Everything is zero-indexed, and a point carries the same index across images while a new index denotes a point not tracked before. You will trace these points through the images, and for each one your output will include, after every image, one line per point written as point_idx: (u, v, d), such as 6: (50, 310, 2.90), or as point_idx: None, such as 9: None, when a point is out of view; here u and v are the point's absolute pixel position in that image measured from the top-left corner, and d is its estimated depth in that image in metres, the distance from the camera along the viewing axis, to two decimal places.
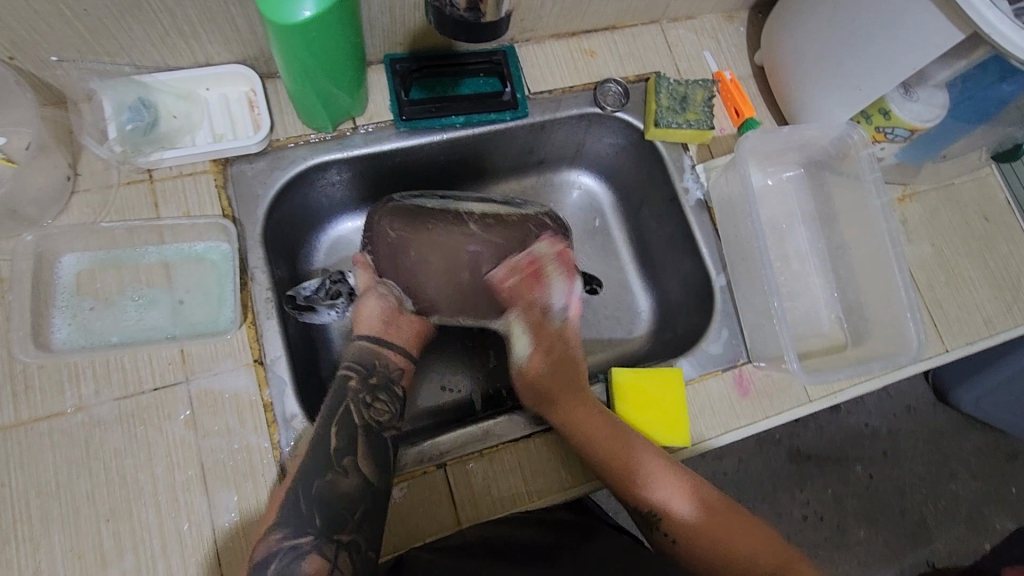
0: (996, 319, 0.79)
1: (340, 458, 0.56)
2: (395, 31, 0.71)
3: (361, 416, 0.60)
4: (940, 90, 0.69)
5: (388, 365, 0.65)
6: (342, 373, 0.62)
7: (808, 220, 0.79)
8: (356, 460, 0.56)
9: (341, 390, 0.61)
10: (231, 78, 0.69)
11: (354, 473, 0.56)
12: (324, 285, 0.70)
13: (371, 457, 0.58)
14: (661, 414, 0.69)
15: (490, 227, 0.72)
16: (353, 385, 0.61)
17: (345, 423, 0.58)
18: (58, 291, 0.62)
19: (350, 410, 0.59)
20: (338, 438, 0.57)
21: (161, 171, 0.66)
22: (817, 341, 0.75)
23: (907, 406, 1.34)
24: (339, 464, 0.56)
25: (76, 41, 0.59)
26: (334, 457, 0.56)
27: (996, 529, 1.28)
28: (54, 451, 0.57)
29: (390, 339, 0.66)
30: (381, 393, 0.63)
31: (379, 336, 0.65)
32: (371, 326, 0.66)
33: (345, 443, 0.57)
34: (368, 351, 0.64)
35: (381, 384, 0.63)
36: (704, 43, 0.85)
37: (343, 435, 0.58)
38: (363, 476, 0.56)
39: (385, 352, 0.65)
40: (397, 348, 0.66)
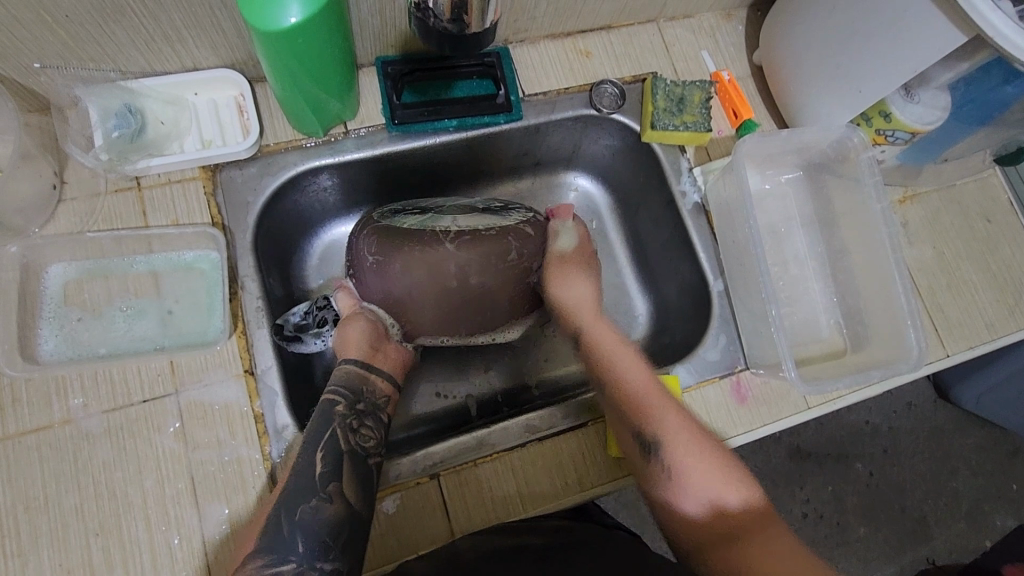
0: (998, 323, 0.78)
1: (325, 483, 0.55)
2: (386, 34, 0.69)
3: (348, 440, 0.59)
4: (942, 91, 0.68)
5: (376, 391, 0.65)
6: (327, 399, 0.61)
7: (808, 223, 0.78)
8: (341, 485, 0.55)
9: (328, 414, 0.60)
10: (219, 83, 0.68)
11: (338, 499, 0.55)
12: (312, 312, 0.69)
13: (356, 482, 0.57)
14: None
15: (467, 244, 0.65)
16: (340, 411, 0.60)
17: (331, 449, 0.57)
18: (45, 302, 0.61)
19: (336, 433, 0.59)
20: (325, 463, 0.56)
21: (150, 178, 0.65)
22: (816, 346, 0.74)
23: (908, 403, 1.33)
24: (323, 491, 0.55)
25: (59, 48, 0.58)
26: (318, 483, 0.55)
27: (996, 526, 1.28)
28: (42, 464, 0.56)
29: (377, 365, 0.66)
30: (365, 419, 0.62)
31: (366, 360, 0.65)
32: (359, 349, 0.65)
33: (330, 467, 0.56)
34: (356, 376, 0.64)
35: (368, 410, 0.63)
36: (702, 42, 0.83)
37: (329, 461, 0.57)
38: (347, 501, 0.55)
39: (372, 379, 0.65)
40: (385, 375, 0.66)
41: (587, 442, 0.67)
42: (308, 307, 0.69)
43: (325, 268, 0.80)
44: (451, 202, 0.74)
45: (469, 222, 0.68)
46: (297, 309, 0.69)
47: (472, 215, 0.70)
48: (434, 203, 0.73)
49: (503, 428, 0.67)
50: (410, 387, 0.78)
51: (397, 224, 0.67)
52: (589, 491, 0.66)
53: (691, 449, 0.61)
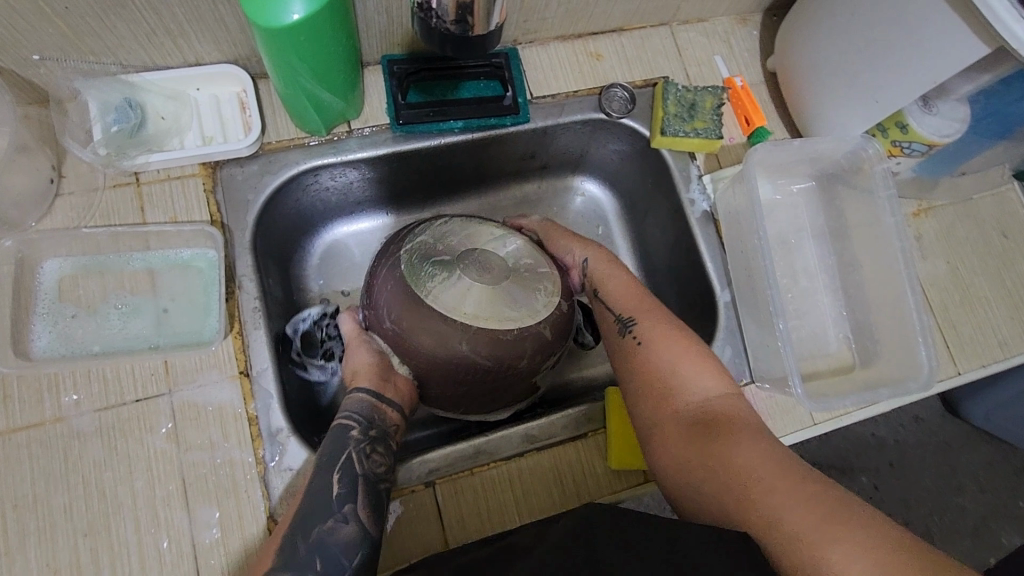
0: (1012, 341, 0.76)
1: (341, 504, 0.54)
2: (393, 32, 0.68)
3: (362, 466, 0.57)
4: (961, 104, 0.66)
5: (388, 420, 0.61)
6: (340, 425, 0.59)
7: (819, 234, 0.76)
8: (357, 507, 0.54)
9: (341, 442, 0.58)
10: (222, 78, 0.67)
11: (354, 521, 0.54)
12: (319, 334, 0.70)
13: (371, 507, 0.55)
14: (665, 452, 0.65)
15: (482, 345, 0.59)
16: (354, 436, 0.58)
17: (346, 473, 0.56)
18: (40, 298, 0.60)
19: (351, 459, 0.56)
20: (341, 486, 0.55)
21: (149, 174, 0.64)
22: (823, 361, 0.73)
23: (915, 416, 1.31)
24: (340, 512, 0.53)
25: (58, 40, 0.57)
26: (335, 503, 0.54)
27: (1001, 545, 1.25)
28: (32, 462, 0.55)
29: (389, 396, 0.61)
30: (377, 445, 0.59)
31: (379, 390, 0.61)
32: (369, 377, 0.61)
33: (345, 489, 0.55)
34: (370, 406, 0.60)
35: (381, 436, 0.60)
36: (716, 47, 0.81)
37: (345, 482, 0.55)
38: (362, 525, 0.54)
39: (384, 408, 0.61)
40: (395, 404, 0.62)
41: (586, 453, 0.66)
42: (319, 315, 0.71)
43: (324, 269, 0.79)
44: (480, 229, 0.65)
45: (487, 307, 0.60)
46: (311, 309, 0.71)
47: (496, 284, 0.61)
48: (463, 231, 0.65)
49: (503, 435, 0.66)
50: None
51: (415, 283, 0.61)
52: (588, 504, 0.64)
53: (681, 360, 0.60)
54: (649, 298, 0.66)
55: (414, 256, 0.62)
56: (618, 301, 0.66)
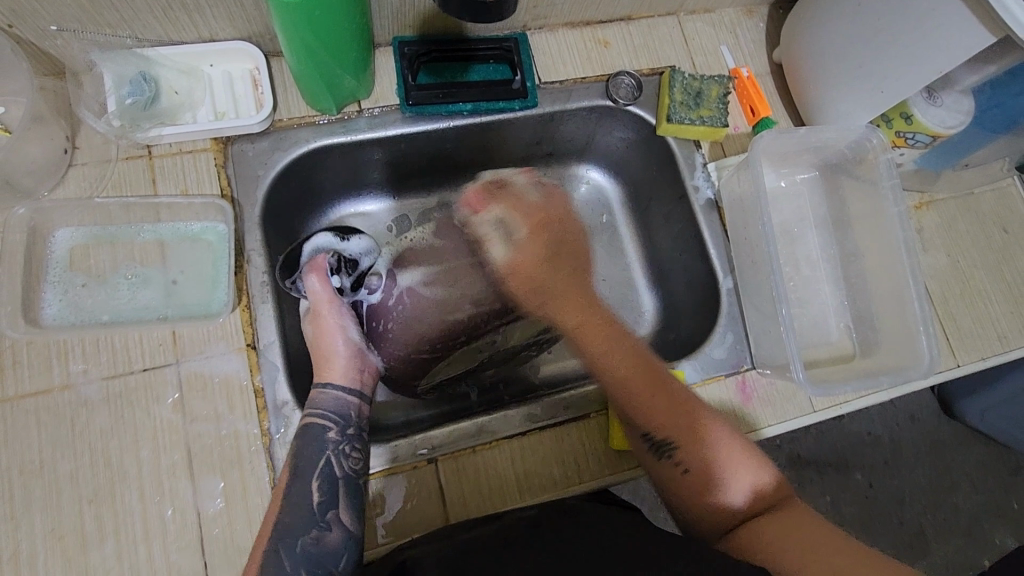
0: (1011, 335, 0.77)
1: (324, 512, 0.55)
2: (405, 13, 0.68)
3: (340, 468, 0.57)
4: (965, 95, 0.67)
5: (359, 414, 0.62)
6: (316, 425, 0.59)
7: (822, 224, 0.77)
8: (339, 513, 0.55)
9: (318, 442, 0.58)
10: (234, 55, 0.68)
11: (337, 526, 0.55)
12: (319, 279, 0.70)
13: (353, 508, 0.56)
14: None
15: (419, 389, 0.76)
16: (330, 437, 0.59)
17: (327, 477, 0.56)
18: (50, 267, 0.60)
19: (328, 464, 0.57)
20: (320, 492, 0.56)
21: (161, 148, 0.65)
22: (824, 350, 0.73)
23: (911, 415, 1.31)
24: (322, 520, 0.54)
25: (76, 11, 0.57)
26: (318, 512, 0.55)
27: (995, 545, 1.26)
28: (40, 428, 0.56)
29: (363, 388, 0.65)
30: (354, 443, 0.59)
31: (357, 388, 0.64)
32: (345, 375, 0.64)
33: (327, 495, 0.56)
34: (345, 402, 0.62)
35: (358, 433, 0.61)
36: (722, 38, 0.82)
37: (326, 489, 0.56)
38: (346, 528, 0.55)
39: (353, 400, 0.62)
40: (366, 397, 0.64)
41: (588, 435, 0.67)
42: (349, 257, 0.69)
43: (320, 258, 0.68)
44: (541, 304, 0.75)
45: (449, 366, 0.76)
46: (353, 243, 0.69)
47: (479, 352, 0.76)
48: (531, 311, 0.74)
49: (505, 415, 0.66)
50: None
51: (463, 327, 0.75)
52: (586, 484, 0.65)
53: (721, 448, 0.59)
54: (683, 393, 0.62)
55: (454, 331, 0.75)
56: (637, 394, 0.62)
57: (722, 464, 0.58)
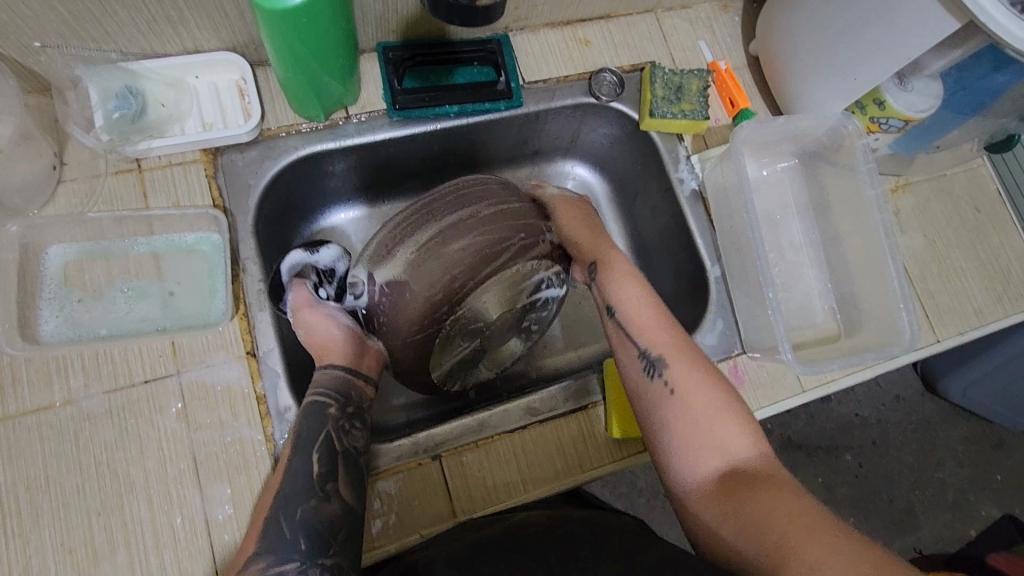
0: (987, 310, 0.80)
1: (322, 483, 0.54)
2: (388, 18, 0.69)
3: (341, 442, 0.57)
4: (934, 81, 0.70)
5: (361, 394, 0.63)
6: (317, 401, 0.59)
7: (803, 210, 0.79)
8: (338, 485, 0.55)
9: (320, 419, 0.58)
10: (220, 66, 0.68)
11: (336, 498, 0.54)
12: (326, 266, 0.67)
13: (352, 481, 0.56)
14: None
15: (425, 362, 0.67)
16: (332, 413, 0.59)
17: (326, 450, 0.56)
18: (45, 283, 0.61)
19: (329, 435, 0.57)
20: (320, 463, 0.55)
21: (150, 161, 0.65)
22: (811, 331, 0.76)
23: (896, 395, 1.35)
24: (321, 491, 0.54)
25: (59, 26, 0.57)
26: (316, 484, 0.54)
27: (981, 516, 1.30)
28: (43, 444, 0.56)
29: (363, 371, 0.64)
30: (354, 421, 0.60)
31: (353, 365, 0.63)
32: (343, 356, 0.63)
33: (327, 466, 0.55)
34: (344, 381, 0.61)
35: (357, 413, 0.61)
36: (699, 33, 0.84)
37: (325, 460, 0.56)
38: (345, 501, 0.54)
39: (357, 382, 0.63)
40: (372, 380, 0.65)
41: (588, 424, 0.68)
42: (327, 268, 0.67)
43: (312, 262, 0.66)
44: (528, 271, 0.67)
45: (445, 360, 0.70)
46: (324, 254, 0.67)
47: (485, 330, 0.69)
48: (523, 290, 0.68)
49: (505, 410, 0.67)
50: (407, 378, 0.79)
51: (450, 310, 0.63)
52: (589, 473, 0.66)
53: (721, 413, 0.57)
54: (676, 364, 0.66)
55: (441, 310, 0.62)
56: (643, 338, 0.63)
57: (702, 427, 0.57)
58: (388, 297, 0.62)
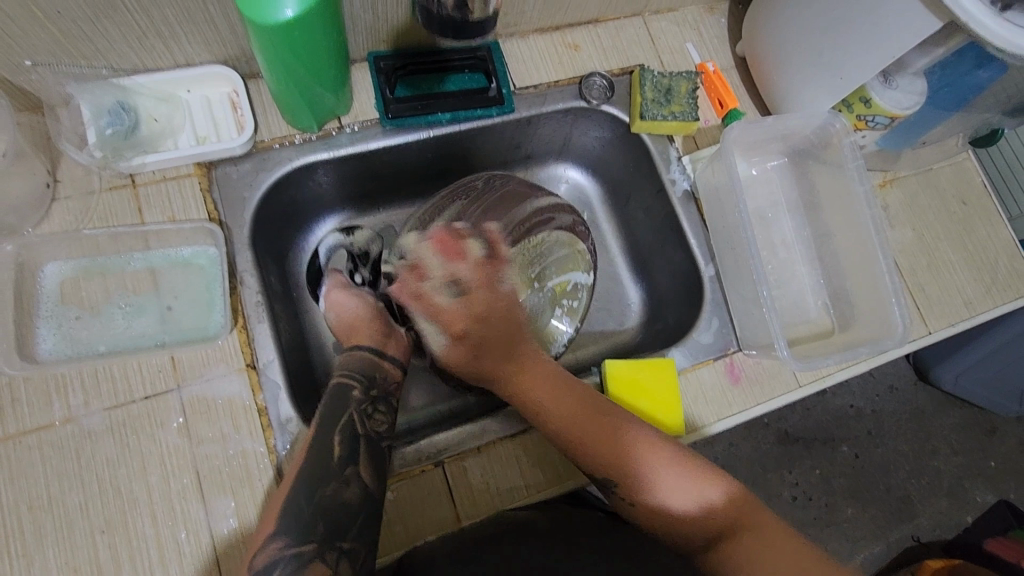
0: (976, 301, 0.81)
1: (343, 465, 0.55)
2: (379, 28, 0.69)
3: (363, 427, 0.59)
4: (918, 77, 0.71)
5: (386, 376, 0.65)
6: (341, 382, 0.61)
7: (793, 208, 0.80)
8: (359, 469, 0.56)
9: (344, 400, 0.60)
10: (212, 79, 0.68)
11: (355, 483, 0.55)
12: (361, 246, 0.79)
13: (371, 466, 0.57)
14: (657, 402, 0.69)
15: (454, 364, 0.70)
16: (356, 395, 0.61)
17: (349, 434, 0.57)
18: (42, 301, 0.61)
19: (353, 417, 0.59)
20: (342, 447, 0.56)
21: (144, 176, 0.65)
22: (805, 327, 0.77)
23: (889, 385, 1.37)
24: (341, 475, 0.55)
25: (50, 44, 0.57)
26: (337, 466, 0.55)
27: (976, 502, 1.32)
28: (45, 463, 0.56)
29: (389, 352, 0.66)
30: (377, 404, 0.62)
31: (379, 348, 0.66)
32: (371, 337, 0.66)
33: (348, 451, 0.56)
34: (370, 363, 0.64)
35: (381, 395, 0.63)
36: (687, 35, 0.85)
37: (347, 444, 0.57)
38: (365, 487, 0.55)
39: (384, 365, 0.65)
40: (398, 363, 0.67)
41: None
42: (360, 250, 0.78)
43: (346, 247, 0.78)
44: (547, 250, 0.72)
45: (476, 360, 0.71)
46: (355, 238, 0.79)
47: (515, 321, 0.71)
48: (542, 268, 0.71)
49: (506, 415, 0.68)
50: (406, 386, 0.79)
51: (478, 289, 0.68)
52: (590, 475, 0.67)
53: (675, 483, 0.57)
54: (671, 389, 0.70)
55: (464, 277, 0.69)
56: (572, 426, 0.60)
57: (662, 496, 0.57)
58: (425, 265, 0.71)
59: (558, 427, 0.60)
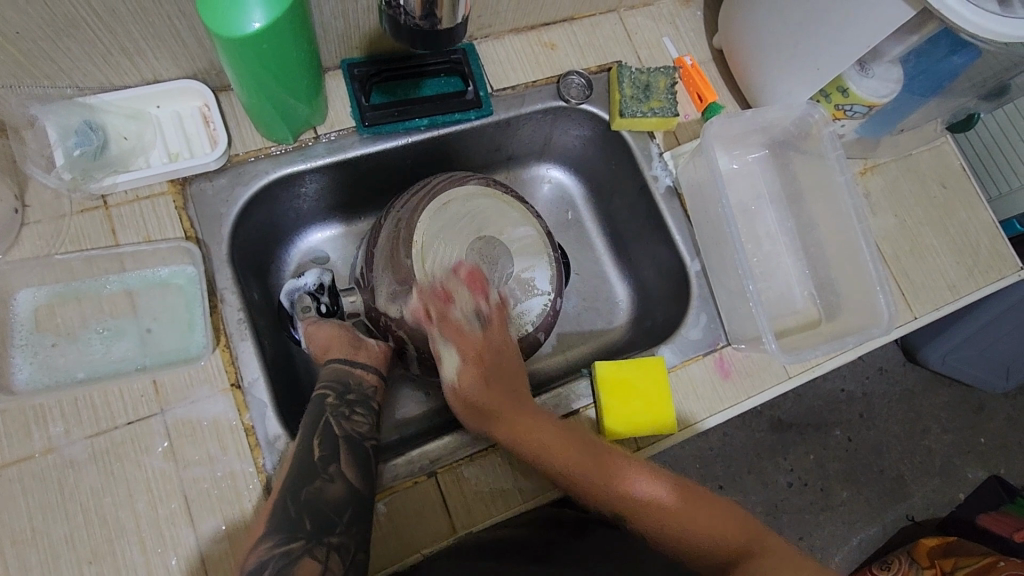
0: (960, 284, 0.82)
1: (326, 466, 0.56)
2: (350, 35, 0.68)
3: (342, 428, 0.59)
4: (894, 66, 0.72)
5: (362, 382, 0.65)
6: (318, 394, 0.62)
7: (776, 199, 0.81)
8: (341, 466, 0.56)
9: (320, 407, 0.60)
10: (182, 94, 0.67)
11: (340, 480, 0.55)
12: (319, 280, 0.76)
13: (355, 466, 0.57)
14: (644, 403, 0.69)
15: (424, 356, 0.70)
16: (330, 401, 0.61)
17: (328, 436, 0.58)
18: (16, 331, 0.59)
19: (329, 421, 0.59)
20: (324, 447, 0.57)
21: (116, 197, 0.64)
22: (792, 318, 0.77)
23: (879, 367, 1.38)
24: (324, 473, 0.55)
25: (10, 66, 0.55)
26: (319, 466, 0.55)
27: (968, 479, 1.34)
28: (26, 496, 0.55)
29: (361, 360, 0.66)
30: (353, 407, 0.62)
31: (350, 356, 0.66)
32: (341, 348, 0.66)
33: (330, 452, 0.57)
34: (343, 370, 0.64)
35: (358, 400, 0.64)
36: (663, 29, 0.84)
37: (328, 445, 0.57)
38: (349, 482, 0.55)
39: (357, 371, 0.65)
40: (372, 367, 0.67)
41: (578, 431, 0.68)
42: (316, 285, 0.75)
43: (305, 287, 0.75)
44: (485, 204, 0.71)
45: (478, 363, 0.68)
46: (307, 278, 0.76)
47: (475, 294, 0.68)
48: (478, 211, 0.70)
49: None
50: (396, 396, 0.79)
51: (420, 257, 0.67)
52: None
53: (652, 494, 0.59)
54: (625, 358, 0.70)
55: (403, 250, 0.67)
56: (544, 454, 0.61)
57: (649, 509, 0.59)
58: (367, 271, 0.71)
59: (544, 450, 0.61)
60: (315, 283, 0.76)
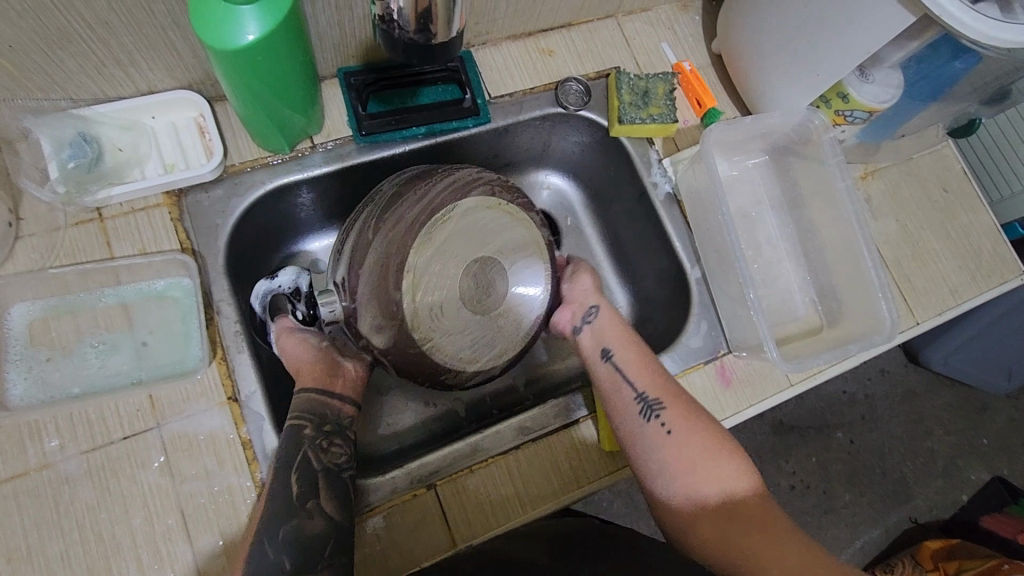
0: (962, 289, 0.81)
1: (303, 502, 0.55)
2: (347, 44, 0.68)
3: (319, 462, 0.58)
4: (895, 71, 0.71)
5: (338, 412, 0.63)
6: (293, 426, 0.59)
7: (777, 205, 0.80)
8: (320, 502, 0.55)
9: (295, 444, 0.58)
10: (177, 104, 0.66)
11: (319, 514, 0.54)
12: (296, 279, 0.72)
13: (334, 498, 0.56)
14: None
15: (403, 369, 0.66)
16: (307, 435, 0.59)
17: (306, 470, 0.57)
18: (10, 344, 0.59)
19: (307, 457, 0.58)
20: (300, 483, 0.56)
21: (111, 209, 0.63)
22: (794, 325, 0.76)
23: (881, 368, 1.37)
24: (302, 509, 0.54)
25: (3, 80, 0.55)
26: (296, 502, 0.54)
27: (971, 481, 1.33)
28: (21, 513, 0.54)
29: (337, 391, 0.64)
30: (332, 439, 0.60)
31: (325, 386, 0.63)
32: (316, 377, 0.63)
33: (307, 486, 0.56)
34: (319, 403, 0.62)
35: (336, 430, 0.62)
36: (662, 34, 0.84)
37: (304, 479, 0.56)
38: (329, 517, 0.55)
39: (333, 403, 0.63)
40: (348, 398, 0.65)
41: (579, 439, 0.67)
42: (292, 288, 0.72)
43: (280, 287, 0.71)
44: (484, 217, 0.66)
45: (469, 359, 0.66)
46: (282, 278, 0.72)
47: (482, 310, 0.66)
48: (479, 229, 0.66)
49: (496, 432, 0.68)
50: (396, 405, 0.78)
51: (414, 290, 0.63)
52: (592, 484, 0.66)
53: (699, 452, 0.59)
54: (643, 346, 0.68)
55: (392, 279, 0.63)
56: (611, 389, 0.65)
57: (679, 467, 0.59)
58: (349, 282, 0.65)
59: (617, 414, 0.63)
60: (291, 286, 0.72)
